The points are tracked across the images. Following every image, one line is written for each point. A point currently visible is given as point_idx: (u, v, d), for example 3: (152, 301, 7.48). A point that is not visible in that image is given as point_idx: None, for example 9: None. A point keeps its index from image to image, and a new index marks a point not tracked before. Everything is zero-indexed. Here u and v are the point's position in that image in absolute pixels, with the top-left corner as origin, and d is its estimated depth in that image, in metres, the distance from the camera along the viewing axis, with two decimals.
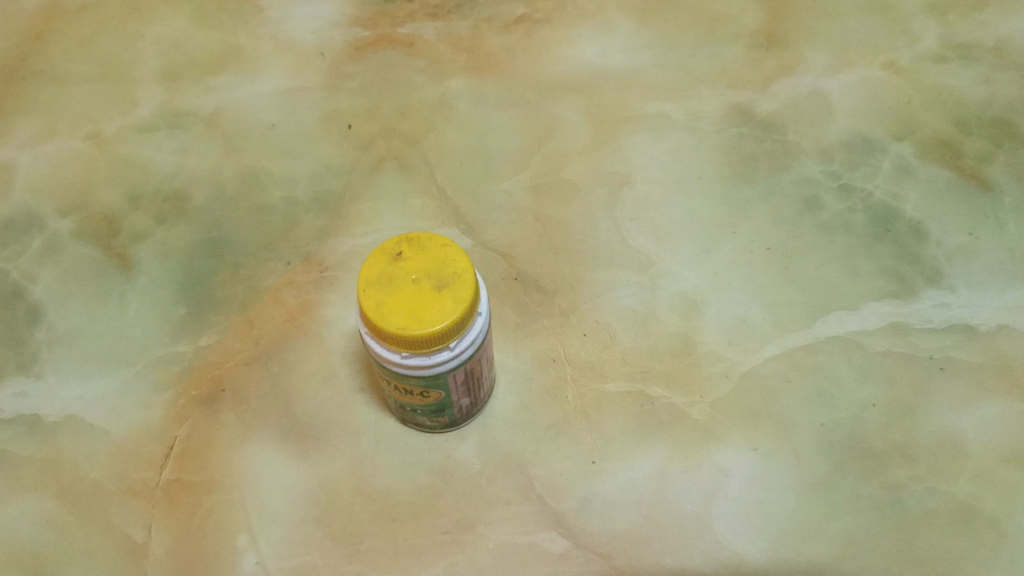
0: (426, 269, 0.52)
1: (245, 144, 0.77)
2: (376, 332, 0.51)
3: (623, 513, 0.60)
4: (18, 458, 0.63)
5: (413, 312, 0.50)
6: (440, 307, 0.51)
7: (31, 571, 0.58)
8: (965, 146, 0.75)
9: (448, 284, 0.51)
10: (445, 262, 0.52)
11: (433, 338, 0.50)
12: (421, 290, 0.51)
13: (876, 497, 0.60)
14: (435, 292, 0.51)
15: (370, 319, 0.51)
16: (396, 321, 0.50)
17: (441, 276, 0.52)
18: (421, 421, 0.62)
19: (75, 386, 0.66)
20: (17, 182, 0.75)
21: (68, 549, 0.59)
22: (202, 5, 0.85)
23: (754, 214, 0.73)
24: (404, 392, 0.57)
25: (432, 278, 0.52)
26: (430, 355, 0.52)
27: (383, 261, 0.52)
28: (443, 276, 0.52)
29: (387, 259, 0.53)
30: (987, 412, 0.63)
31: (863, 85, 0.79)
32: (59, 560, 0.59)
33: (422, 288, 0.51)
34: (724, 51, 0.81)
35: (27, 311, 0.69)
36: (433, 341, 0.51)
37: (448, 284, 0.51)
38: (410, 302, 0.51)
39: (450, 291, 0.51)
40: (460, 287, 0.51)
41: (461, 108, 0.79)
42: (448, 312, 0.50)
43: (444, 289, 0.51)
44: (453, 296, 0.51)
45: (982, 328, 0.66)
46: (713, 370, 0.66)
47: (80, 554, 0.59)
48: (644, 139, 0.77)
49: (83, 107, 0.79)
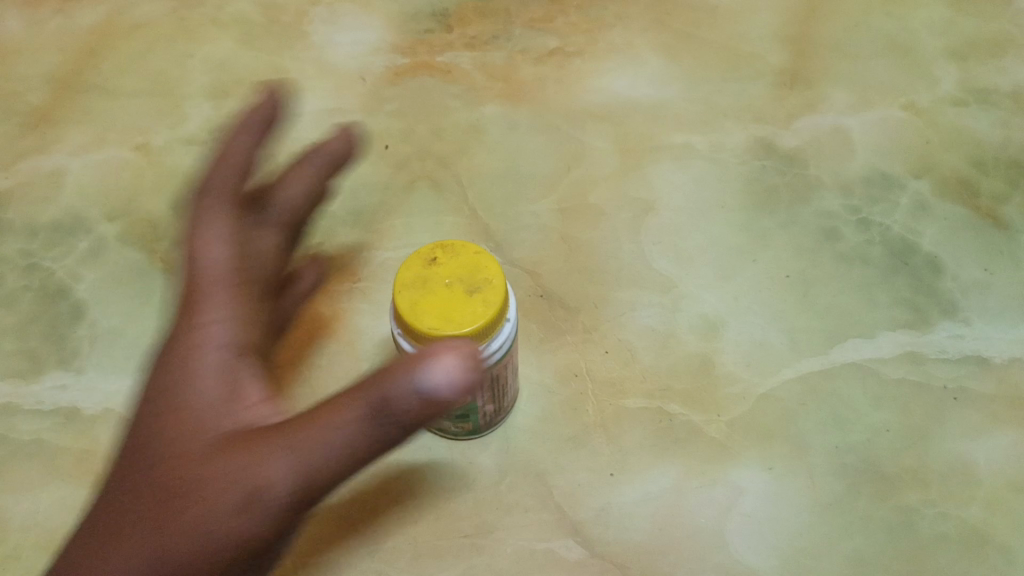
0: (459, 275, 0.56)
1: (286, 159, 0.80)
2: (410, 332, 0.56)
3: (639, 525, 0.62)
4: (55, 447, 0.66)
5: (446, 313, 0.55)
6: (471, 311, 0.55)
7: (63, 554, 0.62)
8: (982, 186, 0.77)
9: (479, 289, 0.56)
10: (477, 269, 0.57)
11: (464, 339, 0.55)
12: (453, 294, 0.56)
13: (888, 520, 0.62)
14: (468, 296, 0.55)
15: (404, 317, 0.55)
16: (429, 321, 0.54)
17: (473, 281, 0.56)
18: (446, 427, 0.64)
19: (113, 381, 0.69)
20: (68, 188, 0.79)
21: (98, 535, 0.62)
22: (249, 26, 0.89)
23: (774, 243, 0.75)
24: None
25: (464, 284, 0.56)
26: (438, 360, 0.52)
27: (420, 264, 0.57)
28: (475, 282, 0.56)
29: (424, 263, 0.57)
30: (999, 442, 0.65)
31: (884, 125, 0.81)
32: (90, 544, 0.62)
33: (455, 292, 0.55)
34: (750, 87, 0.84)
35: (70, 309, 0.73)
36: (463, 342, 0.55)
37: (480, 287, 0.56)
38: (443, 304, 0.55)
39: (481, 297, 0.55)
40: (490, 293, 0.56)
41: (494, 132, 0.82)
42: (477, 315, 0.55)
43: (476, 294, 0.56)
44: (484, 302, 0.55)
45: (995, 360, 0.68)
46: (730, 390, 0.68)
47: None
48: (669, 168, 0.79)
49: (133, 119, 0.83)
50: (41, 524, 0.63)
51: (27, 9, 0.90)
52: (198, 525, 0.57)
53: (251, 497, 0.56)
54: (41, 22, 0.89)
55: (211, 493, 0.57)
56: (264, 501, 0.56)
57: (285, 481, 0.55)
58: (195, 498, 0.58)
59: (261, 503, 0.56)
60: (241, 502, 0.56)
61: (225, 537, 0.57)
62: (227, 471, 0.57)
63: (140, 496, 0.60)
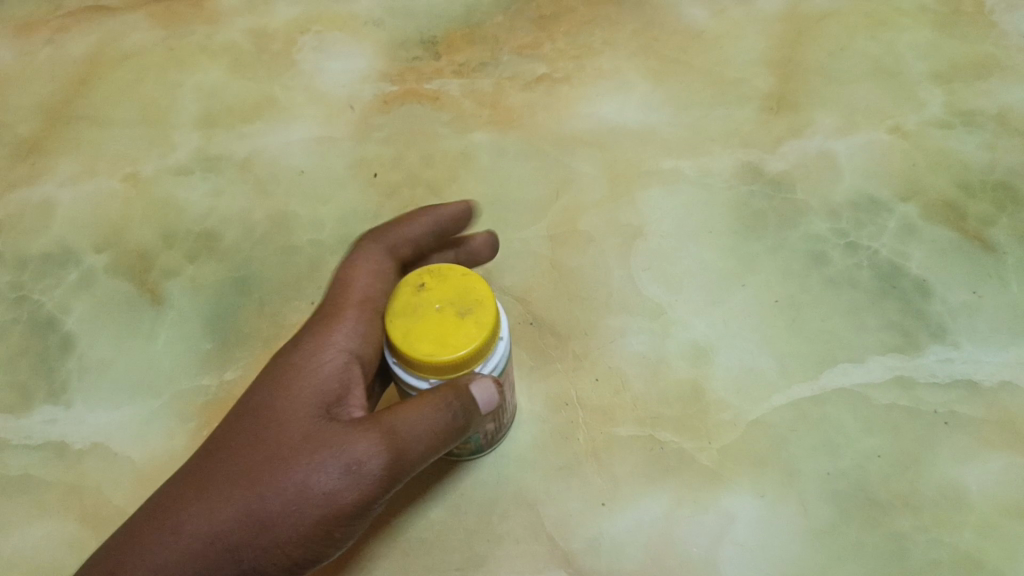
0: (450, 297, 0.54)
1: (275, 188, 0.80)
2: (405, 362, 0.54)
3: (631, 555, 0.62)
4: (45, 482, 0.66)
5: (441, 337, 0.53)
6: (466, 332, 0.53)
7: None
8: (969, 208, 0.77)
9: (472, 310, 0.54)
10: (467, 289, 0.55)
11: (462, 362, 0.53)
12: (446, 317, 0.54)
13: (881, 546, 0.62)
14: (460, 318, 0.53)
15: (400, 342, 0.53)
16: (424, 349, 0.53)
17: (465, 303, 0.54)
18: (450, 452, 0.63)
19: (102, 415, 0.69)
20: (57, 220, 0.79)
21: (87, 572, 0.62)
22: (238, 54, 0.89)
23: (763, 268, 0.75)
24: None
25: (456, 305, 0.54)
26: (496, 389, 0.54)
27: (408, 291, 0.55)
28: (467, 302, 0.54)
29: (412, 290, 0.55)
30: (990, 466, 0.65)
31: (871, 148, 0.81)
32: None
33: (447, 315, 0.53)
34: (736, 112, 0.84)
35: (60, 341, 0.73)
36: (462, 367, 0.53)
37: (468, 303, 0.54)
38: (436, 329, 0.53)
39: (474, 318, 0.54)
40: (483, 312, 0.54)
41: (483, 159, 0.81)
42: (473, 336, 0.53)
43: (469, 315, 0.54)
44: (478, 322, 0.53)
45: (985, 384, 0.68)
46: (721, 417, 0.68)
47: None
48: (657, 193, 0.79)
49: (122, 149, 0.83)
50: (30, 561, 0.63)
51: (18, 41, 0.91)
52: (301, 490, 0.50)
53: (365, 460, 0.50)
54: (31, 55, 0.89)
55: (312, 453, 0.50)
56: (373, 463, 0.50)
57: (408, 448, 0.51)
58: (299, 456, 0.50)
59: (372, 469, 0.50)
60: (356, 461, 0.50)
61: (321, 502, 0.50)
62: (348, 433, 0.51)
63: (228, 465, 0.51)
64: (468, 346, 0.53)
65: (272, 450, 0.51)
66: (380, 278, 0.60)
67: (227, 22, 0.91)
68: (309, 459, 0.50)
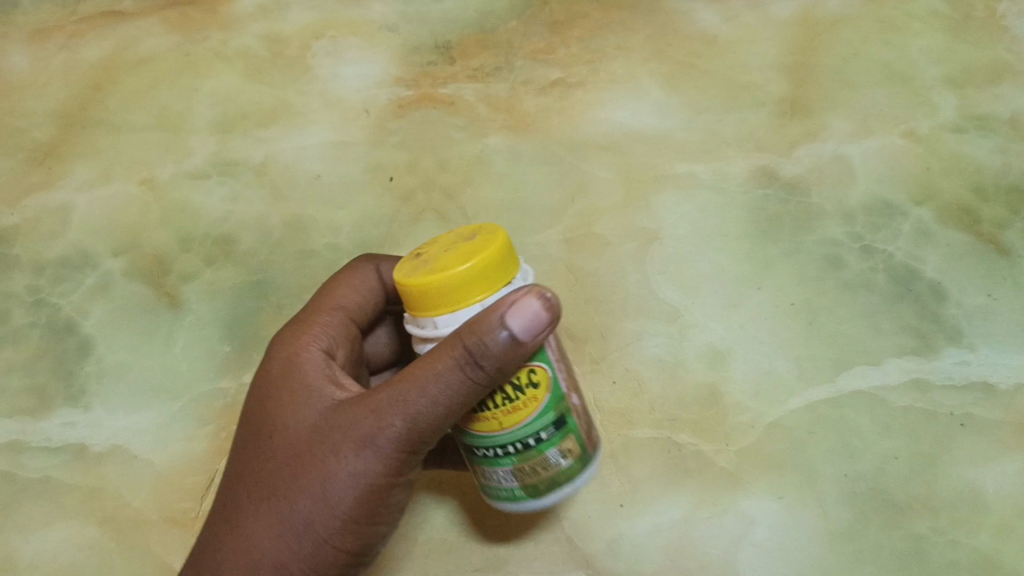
0: (452, 241, 0.53)
1: (291, 192, 0.80)
2: (446, 297, 0.50)
3: (649, 557, 0.66)
4: (65, 485, 0.68)
5: (468, 251, 0.51)
6: (486, 240, 0.52)
7: None
8: (983, 212, 0.77)
9: (476, 235, 0.53)
10: (462, 234, 0.54)
11: (497, 261, 0.51)
12: (460, 246, 0.52)
13: (899, 548, 0.64)
14: (472, 241, 0.52)
15: (439, 296, 0.50)
16: (458, 265, 0.50)
17: (467, 237, 0.54)
18: (553, 464, 0.53)
19: (120, 417, 0.71)
20: (74, 224, 0.79)
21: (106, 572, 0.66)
22: (252, 56, 0.87)
23: (779, 271, 0.75)
24: (506, 405, 0.52)
25: (461, 240, 0.53)
26: (549, 292, 0.51)
27: (409, 263, 0.53)
28: (469, 235, 0.54)
29: (412, 261, 0.53)
30: (1009, 467, 0.65)
31: (884, 153, 0.80)
32: None
33: (460, 244, 0.52)
34: (750, 116, 0.83)
35: (78, 344, 0.74)
36: (499, 269, 0.51)
37: (467, 236, 0.54)
38: (460, 253, 0.51)
39: (482, 235, 0.53)
40: (487, 231, 0.54)
41: (498, 163, 0.81)
42: (494, 239, 0.52)
43: (474, 237, 0.53)
44: (490, 234, 0.53)
45: (1001, 387, 0.69)
46: (738, 420, 0.69)
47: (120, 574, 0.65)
48: (672, 198, 0.79)
49: (138, 153, 0.82)
50: (49, 562, 0.66)
51: (26, 39, 0.89)
52: (328, 482, 0.54)
53: (374, 435, 0.53)
54: (42, 54, 0.88)
55: (324, 448, 0.54)
56: (386, 435, 0.53)
57: (415, 415, 0.52)
58: (315, 455, 0.55)
59: (403, 437, 0.53)
60: (367, 439, 0.53)
61: (351, 485, 0.54)
62: (351, 417, 0.54)
63: (266, 476, 0.56)
64: (500, 258, 0.51)
65: (287, 459, 0.55)
66: (363, 288, 0.69)
67: (235, 20, 0.89)
68: (342, 450, 0.54)
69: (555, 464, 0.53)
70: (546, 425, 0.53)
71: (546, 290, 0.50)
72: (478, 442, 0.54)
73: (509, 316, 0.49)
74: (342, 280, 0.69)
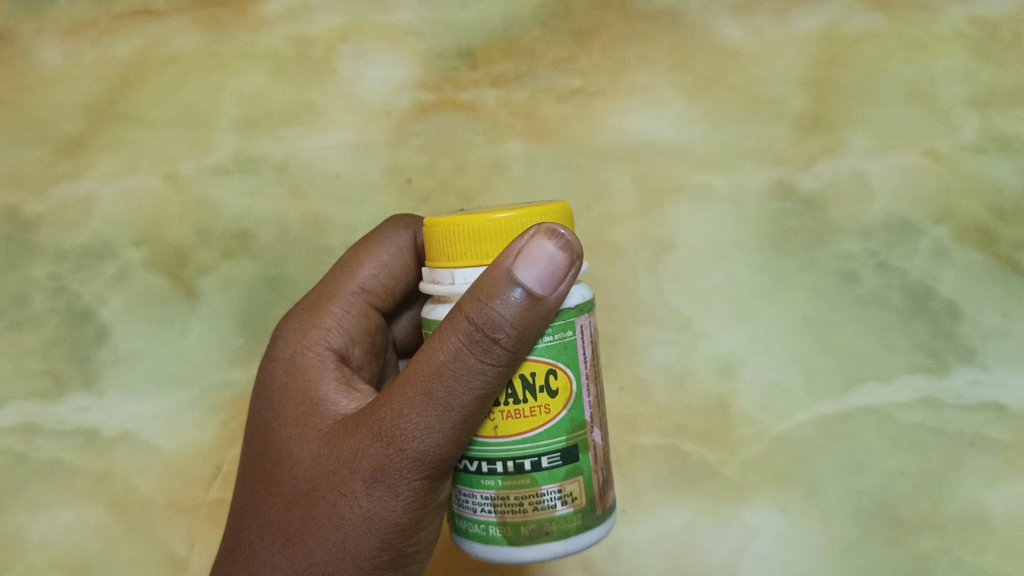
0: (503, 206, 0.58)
1: (311, 190, 0.80)
2: (478, 238, 0.54)
3: (651, 562, 0.75)
4: (78, 466, 0.77)
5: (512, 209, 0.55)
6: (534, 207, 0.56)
7: (93, 556, 0.77)
8: (1002, 232, 0.75)
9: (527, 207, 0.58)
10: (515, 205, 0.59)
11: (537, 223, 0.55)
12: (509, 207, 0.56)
13: (902, 564, 0.72)
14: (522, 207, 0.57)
15: (462, 241, 0.54)
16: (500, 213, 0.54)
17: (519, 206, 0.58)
18: (547, 506, 0.55)
19: (132, 403, 0.78)
20: (97, 214, 0.80)
21: (129, 542, 0.77)
22: (275, 49, 0.81)
23: (793, 286, 0.75)
24: (510, 406, 0.54)
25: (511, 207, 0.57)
26: (564, 230, 0.52)
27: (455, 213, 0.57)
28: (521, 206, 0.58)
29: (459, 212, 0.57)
30: (1014, 489, 0.71)
31: (905, 173, 0.76)
32: (122, 551, 0.77)
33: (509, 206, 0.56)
34: (770, 131, 0.77)
35: (95, 331, 0.79)
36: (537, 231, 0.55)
37: (508, 207, 0.57)
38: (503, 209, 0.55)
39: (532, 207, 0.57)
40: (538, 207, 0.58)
41: (516, 169, 0.79)
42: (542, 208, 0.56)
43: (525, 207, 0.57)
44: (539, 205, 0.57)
45: (1013, 407, 0.72)
46: (746, 430, 0.74)
47: (146, 541, 0.77)
48: (689, 209, 0.77)
49: (160, 147, 0.81)
50: (70, 539, 0.77)
51: (40, 19, 0.83)
52: (346, 520, 0.55)
53: (384, 464, 0.54)
54: (65, 34, 0.82)
55: (334, 487, 0.56)
56: (397, 463, 0.54)
57: (424, 437, 0.53)
58: (327, 496, 0.56)
59: (417, 454, 0.53)
60: (378, 471, 0.54)
61: (369, 520, 0.55)
62: (356, 449, 0.55)
63: (285, 508, 0.58)
64: (531, 219, 0.54)
65: (299, 501, 0.57)
66: (386, 266, 0.73)
67: (259, 18, 0.82)
68: (355, 473, 0.55)
69: (549, 506, 0.55)
70: (551, 452, 0.55)
71: (559, 229, 0.52)
72: (469, 451, 0.56)
73: (522, 269, 0.51)
74: (365, 256, 0.73)
